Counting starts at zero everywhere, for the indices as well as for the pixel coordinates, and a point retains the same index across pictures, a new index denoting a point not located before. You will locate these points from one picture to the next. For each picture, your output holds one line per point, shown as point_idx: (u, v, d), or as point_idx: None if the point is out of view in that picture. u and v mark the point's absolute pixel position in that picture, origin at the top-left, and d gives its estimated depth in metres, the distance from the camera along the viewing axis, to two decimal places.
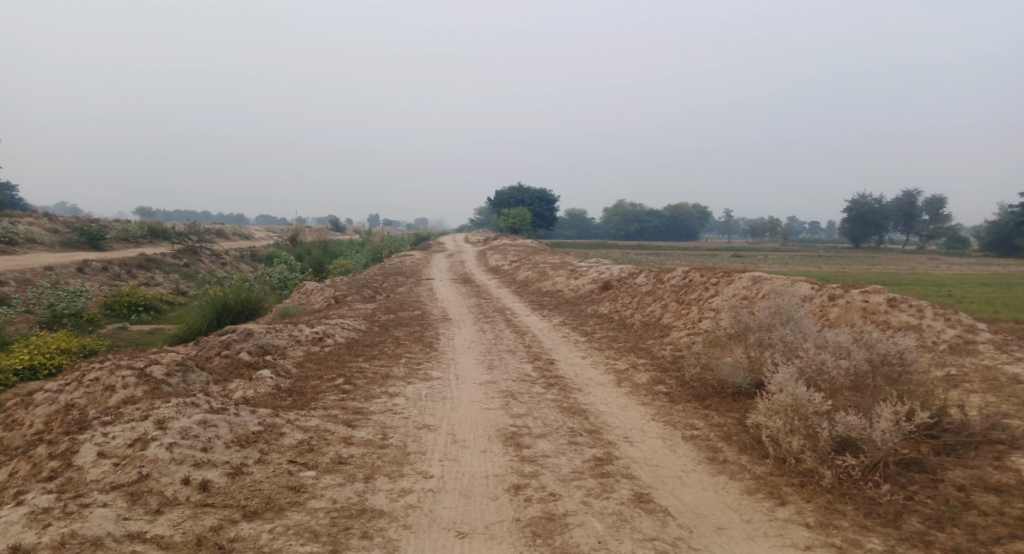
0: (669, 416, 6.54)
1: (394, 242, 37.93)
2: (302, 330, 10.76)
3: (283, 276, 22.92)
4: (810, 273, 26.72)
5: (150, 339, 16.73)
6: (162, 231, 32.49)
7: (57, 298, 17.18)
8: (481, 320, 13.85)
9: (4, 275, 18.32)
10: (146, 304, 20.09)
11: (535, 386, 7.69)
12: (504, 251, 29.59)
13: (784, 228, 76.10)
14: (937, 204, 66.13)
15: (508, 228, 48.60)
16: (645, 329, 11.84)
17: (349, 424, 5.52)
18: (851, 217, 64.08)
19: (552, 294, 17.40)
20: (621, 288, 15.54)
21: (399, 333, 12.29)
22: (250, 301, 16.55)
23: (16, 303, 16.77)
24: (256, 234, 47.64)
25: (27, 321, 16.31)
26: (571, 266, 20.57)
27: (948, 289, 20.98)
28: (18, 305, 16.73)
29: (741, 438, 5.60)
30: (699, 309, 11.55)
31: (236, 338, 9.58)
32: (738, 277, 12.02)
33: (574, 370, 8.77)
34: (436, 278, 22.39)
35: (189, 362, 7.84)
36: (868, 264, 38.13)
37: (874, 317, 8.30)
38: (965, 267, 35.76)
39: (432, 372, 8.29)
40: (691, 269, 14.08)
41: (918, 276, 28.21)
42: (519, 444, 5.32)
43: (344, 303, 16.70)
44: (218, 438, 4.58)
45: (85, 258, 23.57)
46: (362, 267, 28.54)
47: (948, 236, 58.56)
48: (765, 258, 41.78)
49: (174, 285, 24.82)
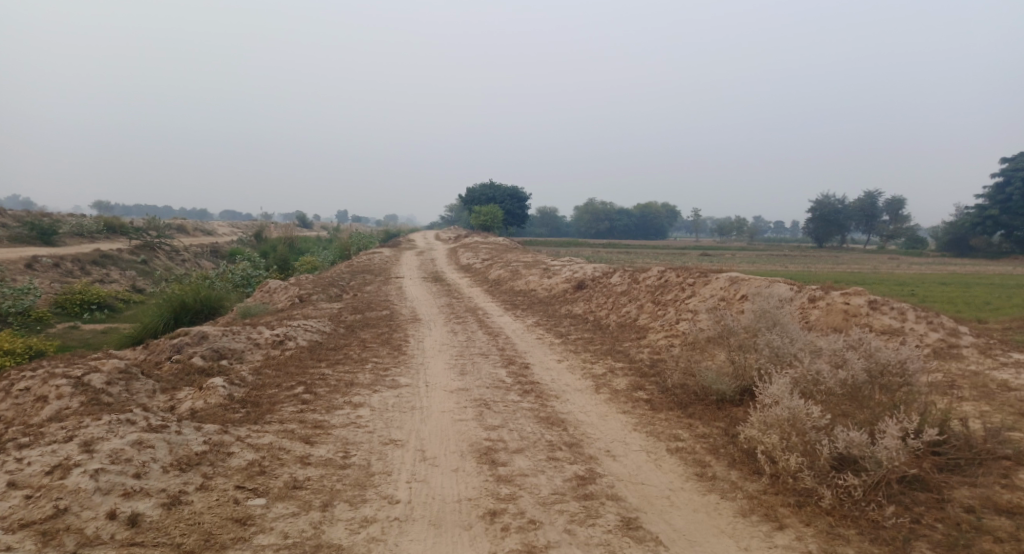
0: (651, 426, 6.19)
1: (363, 239, 37.13)
2: (262, 332, 10.15)
3: (246, 273, 22.10)
4: (780, 273, 26.90)
5: (103, 339, 15.84)
6: (120, 226, 31.15)
7: (3, 296, 16.16)
8: (451, 321, 13.37)
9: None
10: (100, 302, 19.09)
11: (510, 393, 7.27)
12: (475, 249, 29.03)
13: (751, 228, 77.16)
14: (897, 205, 67.78)
15: (480, 226, 48.09)
16: (621, 330, 11.53)
17: (307, 440, 5.02)
18: (815, 217, 65.24)
19: (524, 294, 17.02)
20: (595, 288, 15.21)
21: (366, 335, 11.75)
22: (211, 300, 15.78)
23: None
24: (220, 230, 46.17)
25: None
26: (545, 265, 20.17)
27: (912, 288, 21.28)
28: None
29: (730, 452, 5.27)
30: (675, 310, 11.28)
31: (189, 341, 8.95)
32: (715, 277, 11.80)
33: (550, 375, 8.38)
34: (406, 276, 21.78)
35: (133, 369, 7.22)
36: (832, 263, 38.77)
37: (857, 320, 8.12)
38: (925, 267, 36.68)
39: (401, 378, 7.81)
40: (666, 269, 13.83)
41: (881, 275, 28.67)
42: (494, 462, 4.90)
43: (309, 302, 16.03)
44: (154, 461, 4.05)
45: (35, 253, 22.34)
46: (329, 264, 27.76)
47: (907, 237, 60.10)
48: (733, 257, 42.14)
49: (131, 282, 23.72)
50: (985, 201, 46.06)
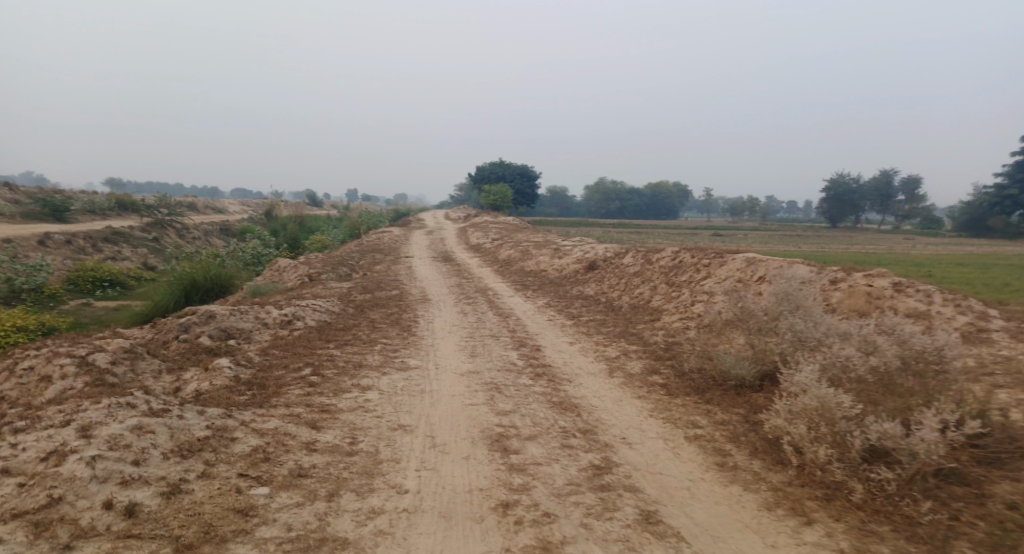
0: (668, 412, 5.99)
1: (373, 218, 36.93)
2: (270, 311, 10.02)
3: (256, 252, 22.02)
4: (793, 253, 26.46)
5: (115, 316, 15.83)
6: (131, 204, 31.13)
7: (16, 272, 16.16)
8: (461, 301, 13.18)
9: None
10: (112, 279, 19.08)
11: (521, 377, 7.09)
12: (484, 228, 28.76)
13: (763, 208, 76.19)
14: (914, 185, 66.54)
15: (489, 205, 47.72)
16: (634, 312, 11.29)
17: (313, 426, 4.86)
18: (829, 197, 64.23)
19: (535, 274, 16.79)
20: (607, 268, 14.96)
21: (375, 315, 11.60)
22: (221, 278, 15.69)
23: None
24: (231, 208, 46.13)
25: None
26: (556, 245, 19.90)
27: (930, 269, 20.82)
28: None
29: (752, 441, 5.07)
30: (690, 292, 11.02)
31: (196, 320, 8.83)
32: (731, 258, 11.51)
33: (562, 358, 8.18)
34: (415, 255, 21.59)
35: (139, 349, 7.10)
36: (846, 244, 38.13)
37: (881, 304, 7.84)
38: (940, 247, 36.03)
39: (410, 360, 7.65)
40: (680, 249, 13.53)
41: (897, 256, 28.15)
42: (507, 449, 4.73)
43: (319, 281, 15.89)
44: (154, 447, 3.90)
45: (47, 230, 22.33)
46: (339, 243, 27.62)
47: (924, 217, 59.07)
48: (744, 237, 41.56)
49: (143, 260, 23.74)
50: (1005, 180, 45.04)
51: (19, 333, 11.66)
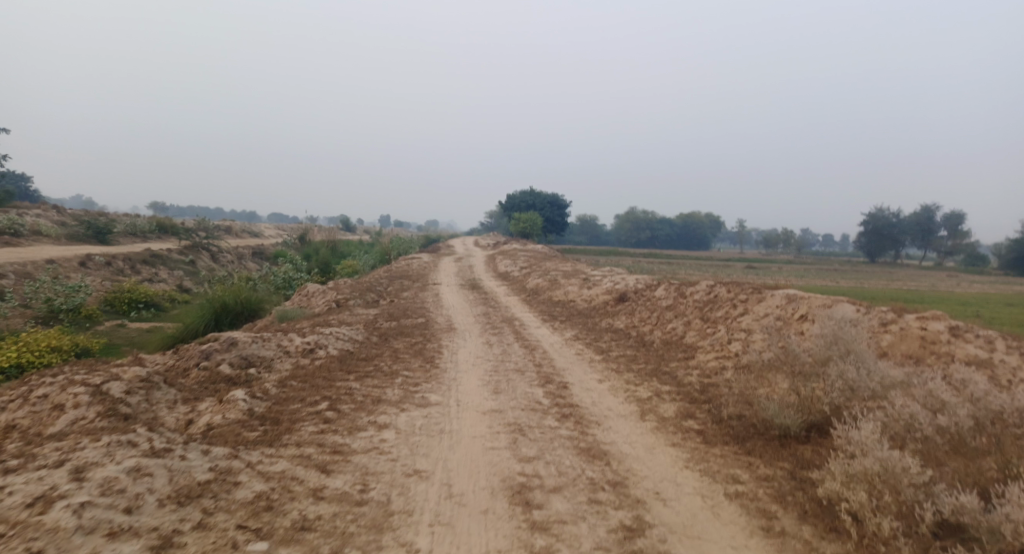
0: (706, 464, 5.54)
1: (403, 244, 37.10)
2: (292, 339, 9.84)
3: (287, 276, 22.15)
4: (832, 288, 25.55)
5: (147, 338, 15.93)
6: (171, 227, 31.85)
7: (55, 292, 16.45)
8: (487, 331, 12.86)
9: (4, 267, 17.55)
10: (147, 300, 19.31)
11: (547, 417, 6.70)
12: (513, 256, 28.54)
13: (798, 240, 74.60)
14: (957, 219, 64.43)
15: (519, 233, 47.59)
16: (667, 348, 10.82)
17: (323, 469, 4.56)
18: (868, 230, 62.56)
19: (563, 305, 16.41)
20: (638, 300, 14.51)
21: (399, 344, 11.36)
22: (250, 302, 15.69)
23: (13, 297, 16.08)
24: (266, 232, 46.95)
25: (21, 314, 15.54)
26: (585, 275, 19.51)
27: (977, 308, 19.83)
28: (15, 300, 16.03)
29: (800, 504, 4.59)
30: (726, 329, 10.52)
31: (217, 347, 8.70)
32: (770, 294, 10.99)
33: (591, 397, 7.78)
34: (443, 282, 21.43)
35: (155, 378, 6.93)
36: (887, 279, 36.87)
37: (936, 349, 7.28)
38: (987, 285, 34.59)
39: (431, 396, 7.32)
40: (715, 283, 13.04)
41: (941, 294, 26.98)
42: (529, 504, 4.35)
43: (346, 307, 15.79)
44: (150, 492, 3.63)
45: (88, 251, 22.88)
46: (369, 268, 27.72)
47: (968, 254, 56.96)
48: (779, 270, 40.54)
49: (178, 281, 24.07)
50: None
51: (52, 354, 11.73)
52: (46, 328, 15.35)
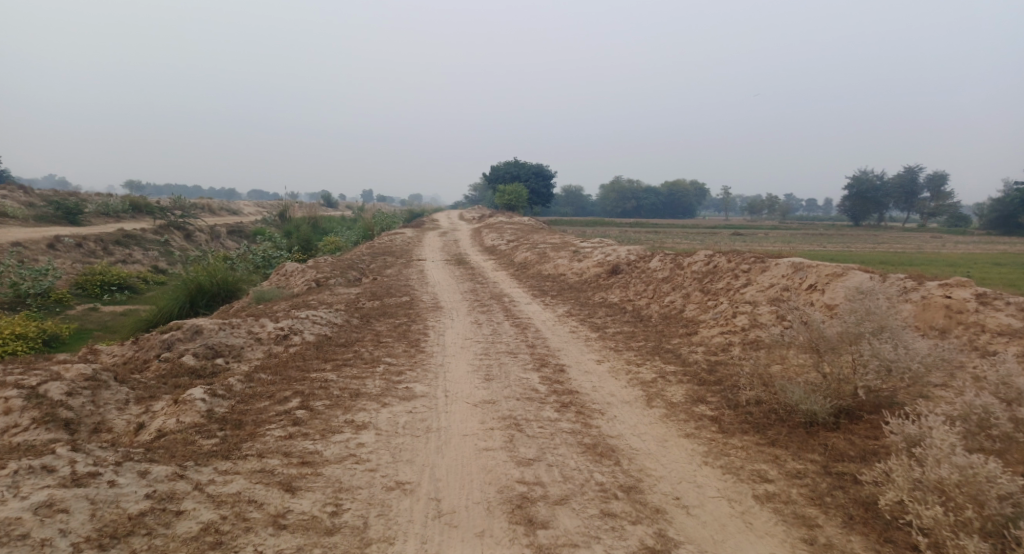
0: (727, 459, 4.94)
1: (386, 219, 36.07)
2: (265, 325, 9.07)
3: (266, 255, 21.19)
4: (821, 253, 25.09)
5: (120, 322, 15.04)
6: (146, 206, 30.56)
7: (22, 277, 15.46)
8: (475, 309, 12.16)
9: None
10: (121, 283, 18.34)
11: (545, 408, 6.04)
12: (500, 229, 27.66)
13: (783, 206, 74.35)
14: (939, 181, 64.39)
15: (504, 205, 46.59)
16: (666, 324, 10.20)
17: (288, 487, 3.86)
18: (852, 194, 62.29)
19: (553, 279, 15.71)
20: (632, 273, 13.83)
21: (382, 326, 10.62)
22: (228, 282, 14.81)
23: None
24: (246, 209, 45.59)
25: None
26: (574, 247, 18.76)
27: (968, 269, 19.43)
28: None
29: (843, 508, 3.98)
30: (729, 302, 9.87)
31: (181, 337, 7.96)
32: (773, 263, 10.33)
33: (592, 381, 7.16)
34: (428, 258, 20.60)
35: (104, 376, 6.16)
36: (872, 243, 36.72)
37: (964, 319, 6.69)
38: (968, 246, 34.57)
39: (416, 387, 6.63)
40: (713, 252, 12.38)
41: (927, 255, 26.67)
42: (532, 523, 3.73)
43: (326, 287, 14.97)
44: (62, 536, 2.94)
45: (58, 233, 21.70)
46: (352, 244, 26.80)
47: (951, 215, 57.02)
48: (765, 236, 40.17)
49: (153, 262, 23.04)
50: None
51: (15, 343, 10.89)
52: (11, 314, 14.40)
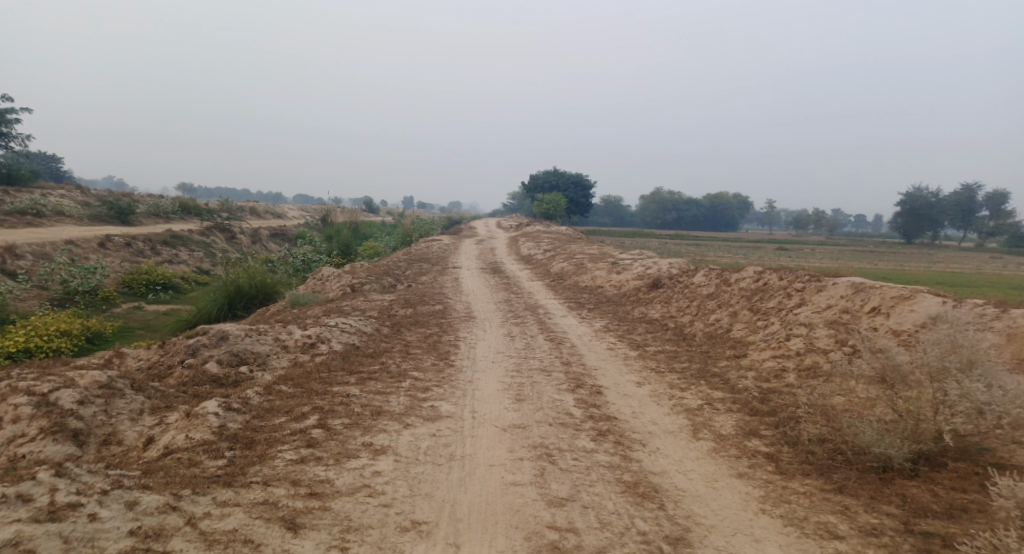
0: (788, 506, 4.35)
1: (425, 225, 36.01)
2: (292, 332, 8.79)
3: (306, 258, 21.20)
4: (873, 272, 23.85)
5: (162, 321, 15.09)
6: (194, 207, 31.11)
7: (71, 275, 15.67)
8: (509, 321, 11.70)
9: (20, 246, 16.81)
10: (165, 282, 18.50)
11: (580, 437, 5.53)
12: (537, 238, 27.16)
13: (830, 221, 71.90)
14: (1000, 199, 61.24)
15: (543, 214, 46.15)
16: (712, 344, 9.54)
17: (290, 525, 3.50)
18: (905, 211, 59.73)
19: (591, 291, 15.17)
20: (674, 287, 13.17)
21: (413, 336, 10.27)
22: (266, 285, 14.70)
23: (27, 278, 15.37)
24: (289, 212, 46.23)
25: (34, 296, 14.78)
26: (613, 258, 18.14)
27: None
28: (31, 282, 15.28)
29: None
30: (782, 323, 9.16)
31: (206, 343, 7.70)
32: (831, 281, 9.59)
33: (632, 406, 6.61)
34: (464, 266, 20.29)
35: (120, 383, 5.89)
36: (927, 262, 34.99)
37: None
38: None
39: (442, 406, 6.19)
40: (762, 268, 11.65)
41: (988, 277, 25.15)
42: None
43: (361, 292, 14.74)
44: None
45: (108, 232, 22.13)
46: (390, 249, 26.72)
47: (1011, 234, 54.10)
48: (812, 252, 38.69)
49: (197, 263, 23.33)
50: None
51: (58, 340, 10.89)
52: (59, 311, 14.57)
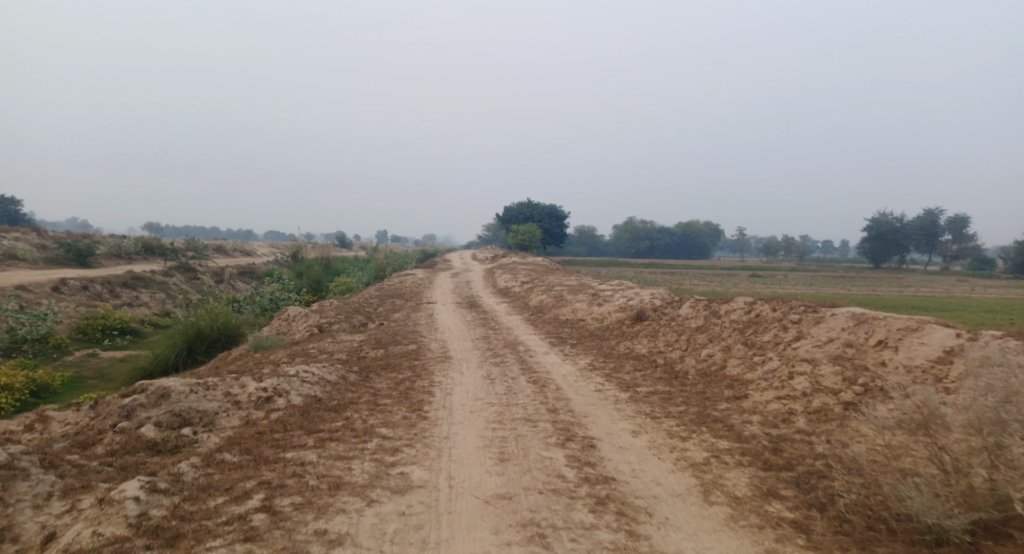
0: None
1: (399, 259, 35.11)
2: (245, 385, 7.82)
3: (274, 296, 20.14)
4: (851, 297, 23.56)
5: (117, 369, 13.87)
6: (158, 247, 29.81)
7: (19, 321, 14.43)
8: (488, 361, 10.86)
9: None
10: (124, 326, 17.27)
11: (578, 507, 4.72)
12: (513, 270, 26.40)
13: (799, 247, 72.71)
14: (961, 223, 62.70)
15: (518, 246, 45.61)
16: (707, 383, 8.82)
17: None
18: (871, 236, 60.64)
19: (572, 325, 14.44)
20: (659, 320, 12.51)
21: (383, 382, 9.37)
22: (230, 327, 13.64)
23: None
24: (258, 250, 44.92)
25: None
26: (593, 289, 17.47)
27: (1014, 313, 17.91)
28: None
29: None
30: (782, 359, 8.50)
31: (143, 403, 6.71)
32: (829, 313, 8.98)
33: (631, 462, 5.82)
34: (439, 301, 19.39)
35: (26, 461, 4.91)
36: (898, 285, 35.21)
37: None
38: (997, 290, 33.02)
39: (414, 473, 5.32)
40: (752, 298, 11.06)
41: (959, 299, 25.13)
42: None
43: (330, 333, 13.80)
44: None
45: (63, 276, 20.82)
46: (362, 285, 25.73)
47: (974, 257, 55.16)
48: (786, 279, 38.57)
49: (160, 305, 22.08)
50: None
51: None
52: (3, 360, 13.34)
